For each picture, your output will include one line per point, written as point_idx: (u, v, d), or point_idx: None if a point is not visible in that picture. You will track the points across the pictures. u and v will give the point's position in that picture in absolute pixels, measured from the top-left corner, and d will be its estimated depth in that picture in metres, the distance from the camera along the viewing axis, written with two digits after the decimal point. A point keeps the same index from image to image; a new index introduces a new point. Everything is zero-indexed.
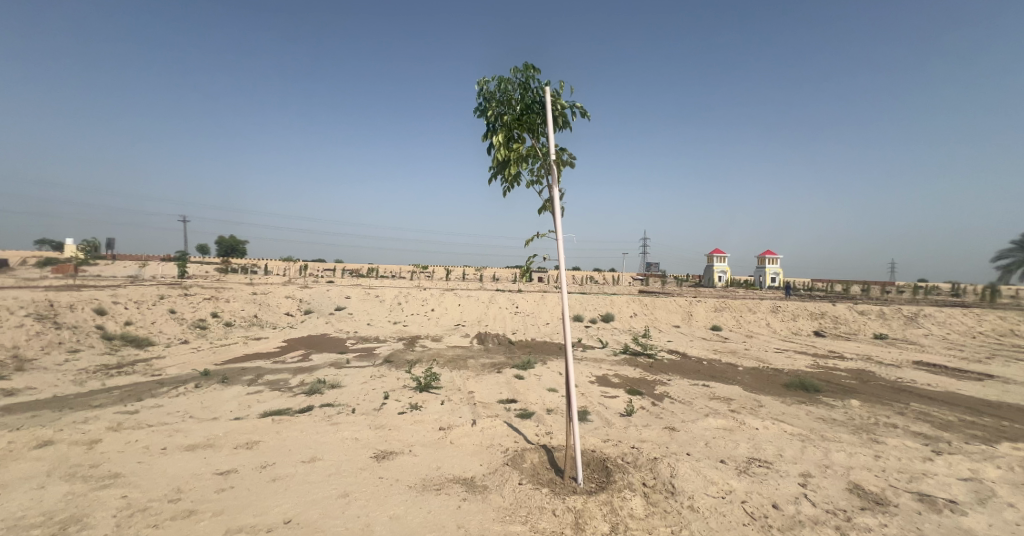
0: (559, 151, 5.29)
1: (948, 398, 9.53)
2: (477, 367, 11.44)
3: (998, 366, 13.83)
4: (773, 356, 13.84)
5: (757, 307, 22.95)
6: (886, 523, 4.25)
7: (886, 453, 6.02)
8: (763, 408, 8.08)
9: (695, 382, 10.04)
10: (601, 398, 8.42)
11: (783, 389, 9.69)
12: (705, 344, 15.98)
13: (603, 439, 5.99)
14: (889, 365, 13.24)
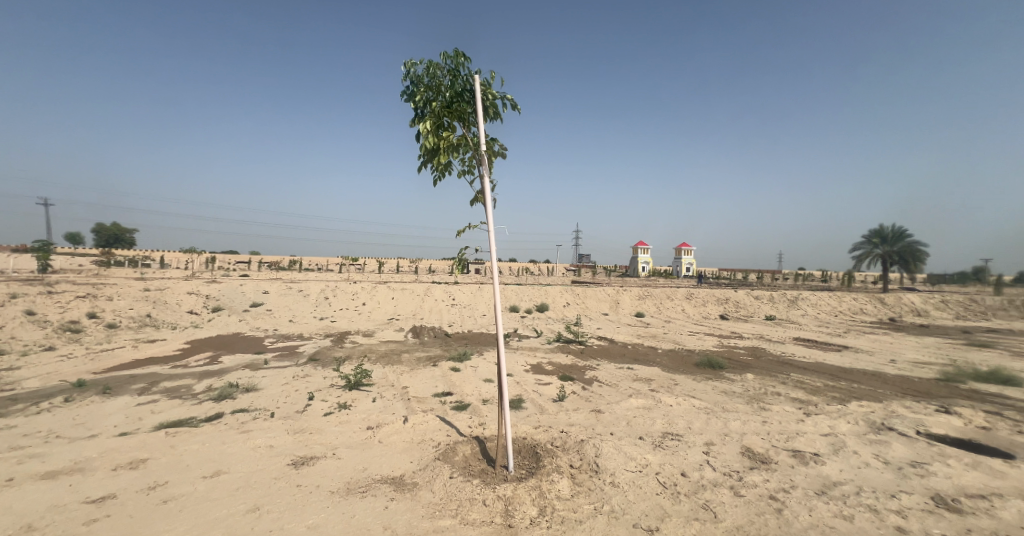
0: (490, 142, 5.28)
1: (819, 368, 11.32)
2: (411, 362, 11.10)
3: (854, 339, 16.73)
4: (687, 339, 15.30)
5: (674, 295, 25.12)
6: (768, 478, 4.94)
7: (770, 418, 7.01)
8: (677, 386, 8.92)
9: (620, 366, 10.75)
10: (535, 385, 8.66)
11: (694, 368, 10.77)
12: (632, 330, 17.15)
13: (534, 426, 6.16)
14: (777, 342, 15.31)
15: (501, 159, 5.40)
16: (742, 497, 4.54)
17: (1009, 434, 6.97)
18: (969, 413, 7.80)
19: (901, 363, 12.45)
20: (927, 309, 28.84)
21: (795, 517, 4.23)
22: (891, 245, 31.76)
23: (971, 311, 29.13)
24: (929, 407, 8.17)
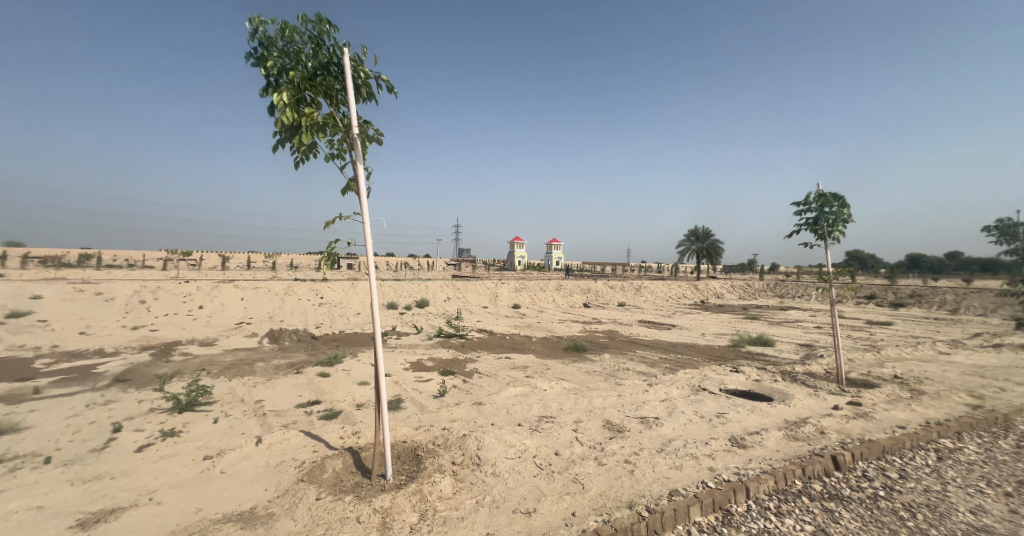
0: (364, 125, 4.83)
1: (659, 344, 13.32)
2: (267, 371, 9.67)
3: (681, 319, 20.14)
4: (556, 327, 16.48)
5: (547, 287, 26.77)
6: (623, 445, 5.61)
7: (625, 391, 7.97)
8: (549, 370, 9.54)
9: (499, 355, 11.05)
10: (414, 383, 8.33)
11: (562, 352, 11.65)
12: (509, 321, 17.71)
13: (414, 427, 5.91)
14: (625, 325, 17.58)
15: (376, 145, 4.98)
16: (602, 465, 5.06)
17: (775, 383, 9.20)
18: (751, 370, 10.04)
19: (710, 335, 15.46)
20: (722, 294, 36.33)
21: (644, 475, 4.88)
22: (702, 243, 40.23)
23: (748, 293, 37.67)
24: (728, 369, 10.29)
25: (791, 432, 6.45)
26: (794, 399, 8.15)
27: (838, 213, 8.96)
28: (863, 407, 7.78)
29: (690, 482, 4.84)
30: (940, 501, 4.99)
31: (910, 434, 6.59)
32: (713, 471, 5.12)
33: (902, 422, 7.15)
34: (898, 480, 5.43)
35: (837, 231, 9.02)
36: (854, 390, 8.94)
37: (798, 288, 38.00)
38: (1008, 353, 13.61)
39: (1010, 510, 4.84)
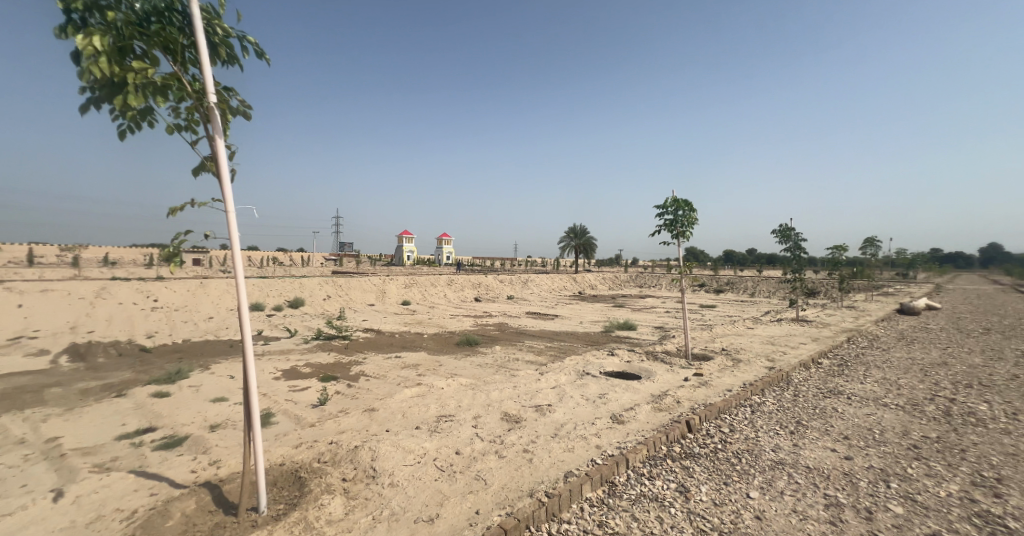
0: (225, 93, 3.99)
1: (547, 334, 14.00)
2: (79, 398, 7.71)
3: (564, 310, 21.52)
4: (448, 322, 16.25)
5: (438, 282, 26.25)
6: (521, 435, 5.72)
7: (519, 382, 8.16)
8: (443, 366, 9.34)
9: (388, 355, 10.47)
10: (289, 393, 7.43)
11: (454, 347, 11.52)
12: (398, 319, 16.95)
13: (294, 445, 5.25)
14: (513, 317, 18.17)
15: (243, 119, 4.15)
16: (503, 458, 5.09)
17: (642, 362, 10.35)
18: (624, 352, 11.12)
19: (587, 323, 16.79)
20: (595, 285, 39.84)
21: (541, 462, 5.04)
22: (578, 240, 43.50)
23: (615, 284, 41.85)
24: (605, 352, 11.26)
25: (655, 404, 7.30)
26: (657, 375, 9.25)
27: (688, 216, 10.37)
28: (702, 376, 9.20)
29: (581, 461, 5.13)
30: (757, 445, 6.11)
31: (733, 395, 7.98)
32: (600, 448, 5.50)
33: (728, 385, 8.65)
34: (727, 433, 6.50)
35: (687, 232, 10.43)
36: (695, 362, 10.56)
37: (653, 280, 43.69)
38: (792, 325, 17.58)
39: (791, 444, 6.19)
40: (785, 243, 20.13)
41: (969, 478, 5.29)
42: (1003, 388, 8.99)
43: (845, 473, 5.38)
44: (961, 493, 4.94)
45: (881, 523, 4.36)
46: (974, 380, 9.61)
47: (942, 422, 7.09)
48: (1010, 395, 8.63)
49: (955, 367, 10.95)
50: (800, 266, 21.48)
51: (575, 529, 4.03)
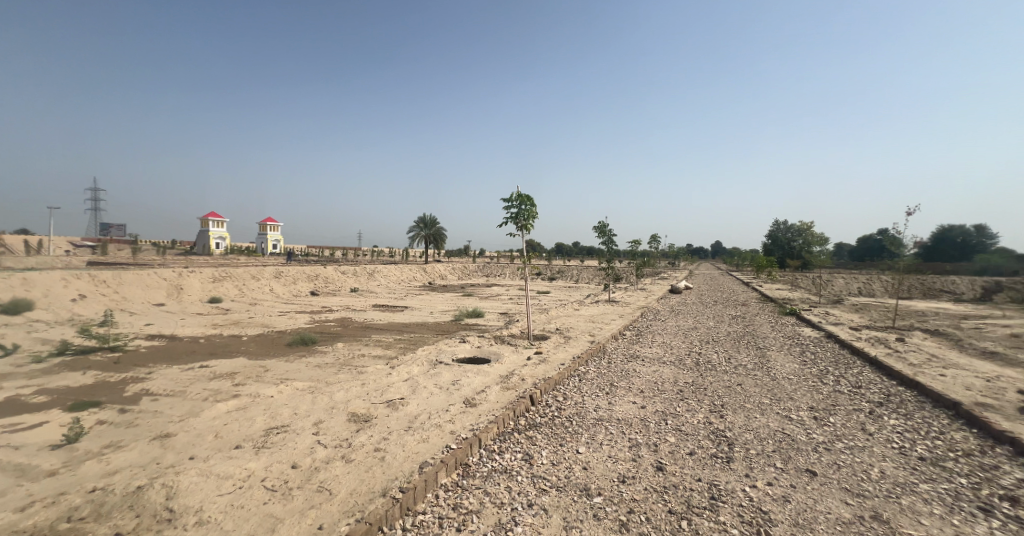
0: None
1: (394, 326, 13.52)
2: None
3: (412, 301, 21.13)
4: (276, 320, 14.38)
5: (261, 275, 22.96)
6: (371, 434, 5.39)
7: (368, 378, 7.69)
8: (268, 372, 8.20)
9: (186, 366, 8.69)
10: (6, 435, 5.52)
11: (285, 348, 10.24)
12: (205, 320, 14.27)
13: (20, 508, 3.95)
14: (358, 310, 17.09)
15: None
16: (351, 462, 4.72)
17: (491, 346, 10.83)
18: (474, 339, 11.43)
19: (436, 313, 16.80)
20: (445, 274, 40.18)
21: (394, 457, 4.84)
22: (427, 230, 43.08)
23: (464, 274, 42.83)
24: (455, 340, 11.40)
25: (505, 384, 7.68)
26: (505, 357, 9.75)
27: (531, 210, 11.09)
28: (542, 354, 10.05)
29: (435, 450, 5.07)
30: (584, 408, 6.94)
31: (565, 367, 8.93)
32: (454, 433, 5.54)
33: (562, 359, 9.65)
34: (563, 401, 7.22)
35: (530, 225, 11.16)
36: (535, 342, 11.51)
37: (498, 270, 46.16)
38: (608, 305, 20.59)
39: (607, 402, 7.24)
40: (602, 237, 23.33)
41: (708, 407, 7.22)
42: (728, 343, 12.35)
43: (641, 419, 6.57)
44: (707, 420, 6.64)
45: (662, 451, 5.51)
46: (714, 339, 12.91)
47: (695, 370, 9.42)
48: (731, 347, 11.91)
49: (707, 330, 14.45)
50: (611, 256, 25.23)
51: (429, 518, 3.96)
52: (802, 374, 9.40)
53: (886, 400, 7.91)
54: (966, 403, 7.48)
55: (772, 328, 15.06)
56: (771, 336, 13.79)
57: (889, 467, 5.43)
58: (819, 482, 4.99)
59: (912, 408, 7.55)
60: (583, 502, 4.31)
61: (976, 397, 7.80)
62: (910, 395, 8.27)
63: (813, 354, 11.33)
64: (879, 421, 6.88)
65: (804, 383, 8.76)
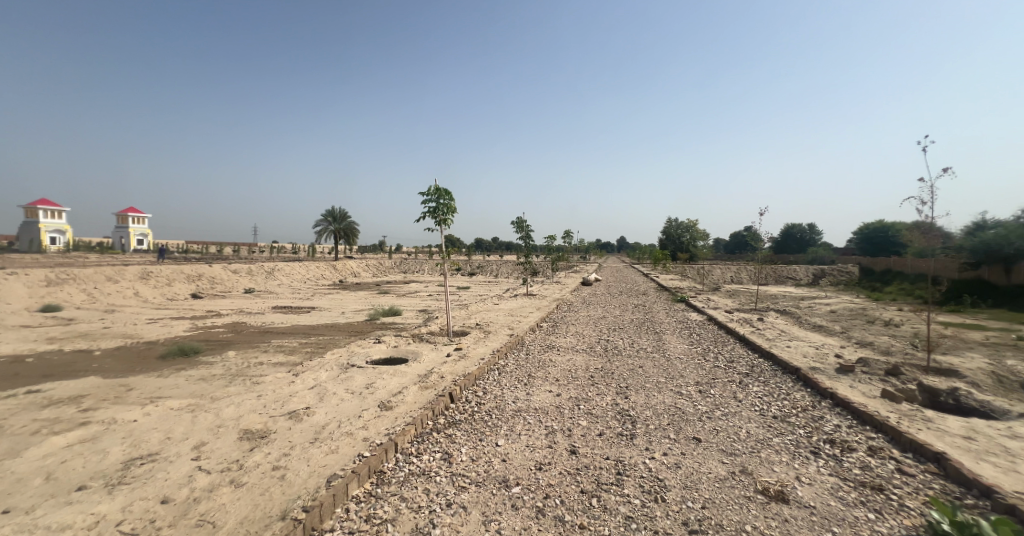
0: None
1: (294, 329, 12.49)
2: None
3: (318, 300, 19.79)
4: (144, 329, 12.48)
5: (121, 276, 19.72)
6: (268, 451, 4.91)
7: (264, 389, 7.00)
8: (132, 391, 7.07)
9: (7, 393, 7.11)
10: None
11: (156, 362, 8.92)
12: (45, 333, 11.91)
13: None
14: (256, 314, 15.55)
15: None
16: (242, 486, 4.25)
17: (409, 345, 10.47)
18: (391, 338, 10.96)
19: (347, 313, 15.89)
20: (357, 272, 38.30)
21: (297, 474, 4.45)
22: (338, 225, 40.61)
23: (380, 271, 41.06)
24: (370, 341, 10.85)
25: (422, 383, 7.46)
26: (423, 355, 9.51)
27: (448, 204, 10.87)
28: (461, 349, 9.97)
29: (345, 460, 4.75)
30: (503, 400, 6.98)
31: (485, 362, 8.93)
32: (367, 440, 5.25)
33: (481, 354, 9.64)
34: (482, 396, 7.20)
35: (448, 219, 10.94)
36: (455, 338, 11.36)
37: (416, 266, 45.03)
38: (526, 299, 21.04)
39: (525, 393, 7.36)
40: (521, 233, 23.75)
41: (615, 389, 7.67)
42: (631, 330, 13.26)
43: (557, 406, 6.77)
44: (615, 402, 7.04)
45: (575, 435, 5.72)
46: (620, 327, 13.79)
47: (604, 356, 9.97)
48: (633, 333, 12.83)
49: (613, 319, 15.39)
50: (527, 251, 25.82)
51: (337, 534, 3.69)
52: (690, 353, 10.43)
53: (747, 370, 9.07)
54: (802, 368, 8.88)
55: (666, 314, 16.50)
56: (665, 321, 15.11)
57: (755, 427, 6.20)
58: (701, 446, 5.55)
59: (768, 375, 8.76)
60: (501, 494, 4.31)
61: (807, 363, 9.35)
62: (765, 364, 9.59)
63: (699, 335, 12.60)
64: (744, 389, 7.86)
65: (691, 361, 9.75)
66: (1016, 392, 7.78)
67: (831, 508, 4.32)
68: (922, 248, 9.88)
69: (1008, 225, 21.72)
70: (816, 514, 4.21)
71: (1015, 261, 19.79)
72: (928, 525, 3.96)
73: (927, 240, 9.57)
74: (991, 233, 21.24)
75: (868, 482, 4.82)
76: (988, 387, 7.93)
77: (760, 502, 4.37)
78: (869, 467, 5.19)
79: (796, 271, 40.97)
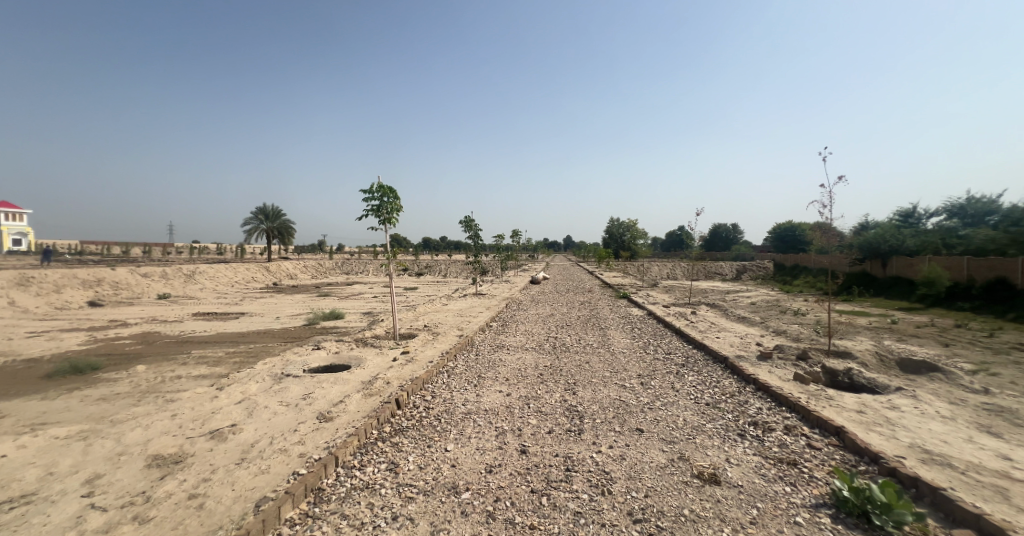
0: None
1: (217, 338, 11.55)
2: None
3: (247, 305, 18.51)
4: (28, 345, 10.93)
5: None
6: (184, 478, 4.44)
7: (181, 407, 6.36)
8: (10, 419, 6.14)
9: None
10: None
11: (43, 382, 7.84)
12: None
13: None
14: (174, 322, 14.21)
15: None
16: (151, 521, 3.81)
17: (352, 350, 10.00)
18: (331, 344, 10.42)
19: (281, 318, 14.96)
20: (294, 273, 36.33)
21: (219, 501, 4.07)
22: (271, 223, 38.25)
23: (320, 273, 39.17)
24: (308, 347, 10.23)
25: (367, 390, 7.13)
26: (366, 361, 9.13)
27: (393, 203, 10.49)
28: (409, 353, 9.69)
29: (277, 481, 4.41)
30: (453, 404, 6.82)
31: (433, 364, 8.72)
32: (304, 456, 4.91)
33: (430, 357, 9.39)
34: (431, 400, 7.00)
35: (393, 218, 10.57)
36: (403, 342, 10.99)
37: (360, 267, 43.43)
38: (474, 299, 20.89)
39: (475, 395, 7.24)
40: (469, 232, 23.54)
41: (564, 385, 7.75)
42: (577, 326, 13.51)
43: (508, 406, 6.72)
44: (563, 398, 7.11)
45: (525, 435, 5.69)
46: (567, 324, 14.03)
47: (553, 353, 10.10)
48: (580, 329, 13.11)
49: (561, 316, 15.61)
50: (475, 250, 25.75)
51: None
52: (633, 347, 10.80)
53: (684, 361, 9.52)
54: (730, 356, 9.47)
55: (611, 311, 17.02)
56: (609, 317, 15.57)
57: (691, 415, 6.49)
58: (644, 436, 5.72)
59: (700, 365, 9.24)
60: (451, 501, 4.18)
61: (733, 352, 9.99)
62: (699, 354, 10.13)
63: (641, 330, 13.09)
64: (680, 379, 8.22)
65: (634, 355, 10.09)
66: (895, 368, 8.81)
67: (756, 485, 4.58)
68: (823, 245, 10.84)
69: (885, 226, 24.87)
70: (744, 492, 4.45)
71: (892, 256, 22.64)
72: (831, 492, 4.31)
73: (826, 238, 10.51)
74: (872, 232, 24.19)
75: (784, 458, 5.18)
76: (874, 366, 8.90)
77: (696, 486, 4.55)
78: (786, 444, 5.58)
79: (722, 267, 43.99)
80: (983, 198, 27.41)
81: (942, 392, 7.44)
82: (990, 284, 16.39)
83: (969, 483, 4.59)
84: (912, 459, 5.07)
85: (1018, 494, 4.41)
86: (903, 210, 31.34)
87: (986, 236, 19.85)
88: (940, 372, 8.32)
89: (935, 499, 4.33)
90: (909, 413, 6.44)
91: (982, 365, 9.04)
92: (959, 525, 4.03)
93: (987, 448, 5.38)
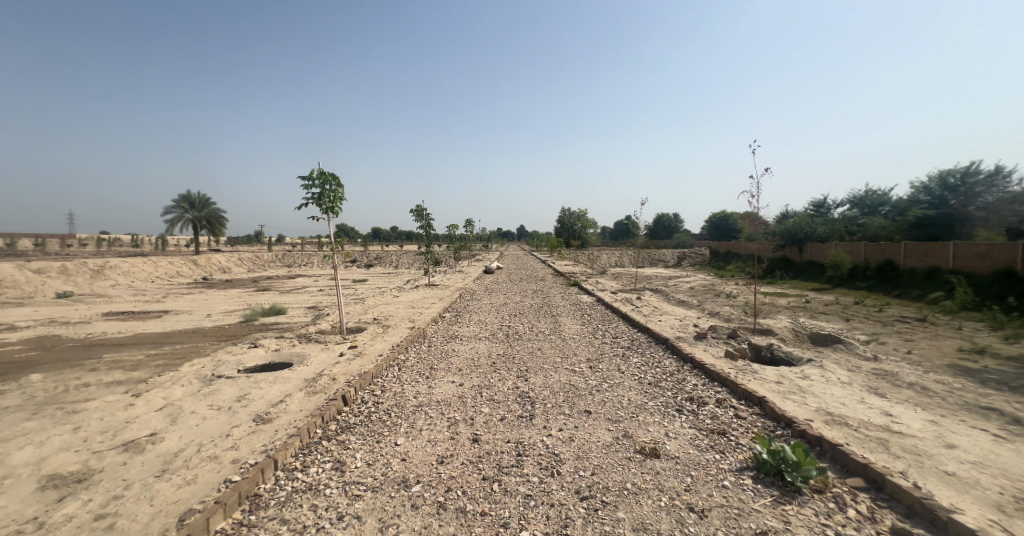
0: None
1: (134, 340, 10.58)
2: None
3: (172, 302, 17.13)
4: None
5: None
6: (89, 498, 4.04)
7: (88, 419, 5.76)
8: None
9: None
10: None
11: None
12: None
13: None
14: (83, 324, 12.86)
15: None
16: None
17: (293, 346, 9.54)
18: (269, 341, 9.87)
19: (212, 315, 13.94)
20: (229, 267, 34.02)
21: (134, 519, 3.73)
22: (198, 212, 35.46)
23: (257, 265, 36.86)
24: (243, 346, 9.59)
25: (310, 388, 6.80)
26: (309, 357, 8.74)
27: (334, 191, 9.98)
28: (357, 346, 9.38)
29: (206, 490, 4.12)
30: (403, 397, 6.66)
31: (383, 358, 8.49)
32: (237, 461, 4.61)
33: (379, 349, 9.14)
34: (380, 394, 6.81)
35: (335, 208, 10.08)
36: (349, 335, 10.59)
37: (302, 259, 41.37)
38: (425, 290, 20.50)
39: (427, 386, 7.13)
40: (419, 221, 23.04)
41: (516, 372, 7.81)
42: (529, 314, 13.62)
43: (460, 396, 6.65)
44: (516, 385, 7.17)
45: (477, 423, 5.67)
46: (519, 313, 14.09)
47: (504, 342, 10.13)
48: (532, 317, 13.28)
49: (513, 305, 15.70)
50: (428, 241, 25.31)
51: None
52: (582, 333, 11.06)
53: (629, 344, 9.86)
54: (671, 338, 9.93)
55: (562, 298, 17.27)
56: (560, 304, 15.85)
57: (635, 395, 6.73)
58: (592, 418, 5.85)
59: (644, 347, 9.60)
60: (400, 495, 4.08)
61: (673, 334, 10.47)
62: (642, 337, 10.52)
63: (590, 316, 13.39)
64: (625, 362, 8.52)
65: (584, 340, 10.32)
66: (808, 341, 9.65)
67: (690, 456, 4.83)
68: (752, 233, 11.58)
69: (801, 215, 27.05)
70: (680, 463, 4.68)
71: (807, 242, 24.60)
72: (753, 457, 4.63)
73: (753, 226, 11.22)
74: (792, 220, 26.19)
75: (715, 429, 5.50)
76: (791, 340, 9.67)
77: (638, 461, 4.72)
78: (717, 416, 5.92)
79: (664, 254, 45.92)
80: (879, 188, 30.47)
81: (842, 360, 8.23)
82: (881, 265, 18.21)
83: (861, 437, 5.11)
84: (819, 421, 5.56)
85: (896, 443, 4.97)
86: (816, 201, 34.24)
87: (880, 223, 22.12)
88: (842, 342, 9.19)
89: (836, 455, 4.76)
90: (817, 381, 7.06)
91: (874, 336, 10.09)
92: (852, 475, 4.48)
93: (875, 407, 6.01)
